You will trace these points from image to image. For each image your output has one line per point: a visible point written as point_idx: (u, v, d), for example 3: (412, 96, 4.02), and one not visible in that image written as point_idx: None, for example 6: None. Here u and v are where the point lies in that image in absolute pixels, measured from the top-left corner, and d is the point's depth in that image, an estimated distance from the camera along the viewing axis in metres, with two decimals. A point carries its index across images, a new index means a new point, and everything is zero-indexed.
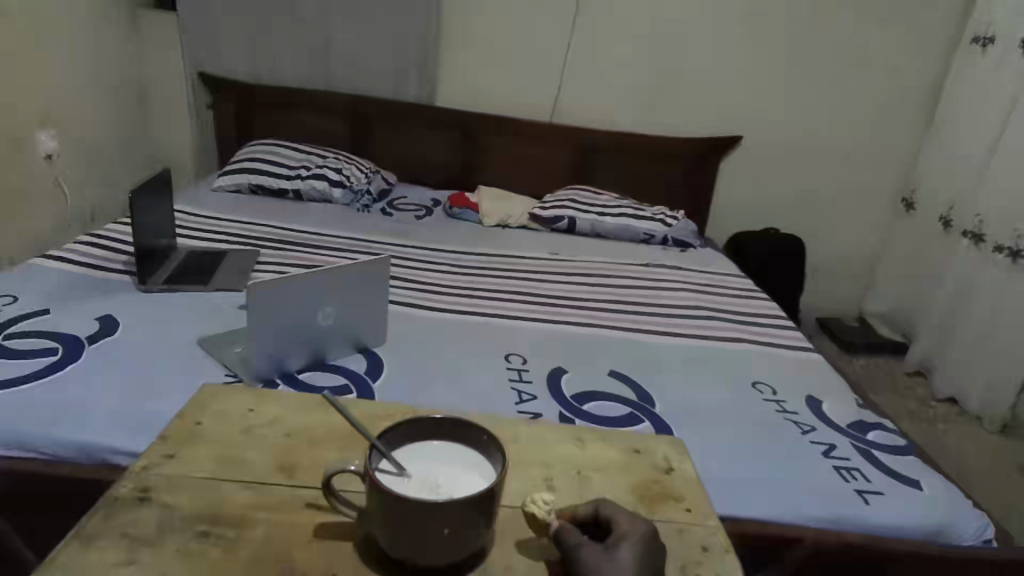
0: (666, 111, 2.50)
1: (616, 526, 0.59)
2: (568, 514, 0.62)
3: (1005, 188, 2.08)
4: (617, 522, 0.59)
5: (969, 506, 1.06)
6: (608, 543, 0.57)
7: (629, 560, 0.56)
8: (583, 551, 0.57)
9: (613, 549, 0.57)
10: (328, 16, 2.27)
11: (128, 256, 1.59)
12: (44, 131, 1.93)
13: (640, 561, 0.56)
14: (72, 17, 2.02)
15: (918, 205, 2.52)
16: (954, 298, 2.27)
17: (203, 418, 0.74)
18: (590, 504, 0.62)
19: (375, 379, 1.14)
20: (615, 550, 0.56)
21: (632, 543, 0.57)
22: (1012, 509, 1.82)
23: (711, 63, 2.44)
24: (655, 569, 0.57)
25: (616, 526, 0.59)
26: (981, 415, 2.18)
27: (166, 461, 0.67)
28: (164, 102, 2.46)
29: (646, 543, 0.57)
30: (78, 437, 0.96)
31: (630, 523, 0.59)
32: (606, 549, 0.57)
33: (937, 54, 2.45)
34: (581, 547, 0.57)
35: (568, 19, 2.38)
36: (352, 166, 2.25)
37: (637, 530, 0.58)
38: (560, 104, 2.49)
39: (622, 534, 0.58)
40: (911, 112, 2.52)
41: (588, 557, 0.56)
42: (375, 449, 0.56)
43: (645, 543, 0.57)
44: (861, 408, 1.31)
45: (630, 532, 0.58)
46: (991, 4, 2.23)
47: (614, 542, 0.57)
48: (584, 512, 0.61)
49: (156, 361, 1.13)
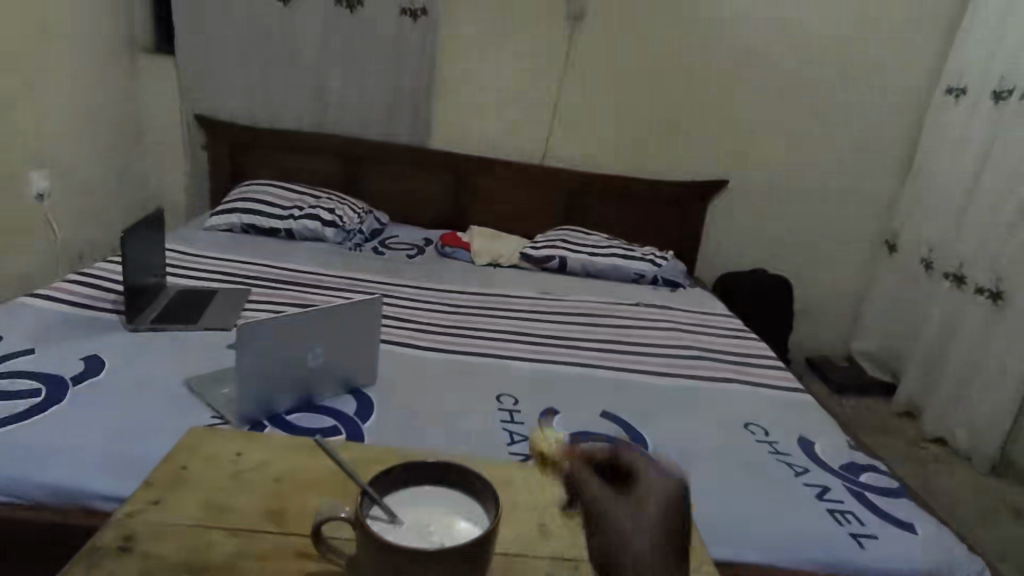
0: (652, 155, 2.56)
1: (642, 473, 0.57)
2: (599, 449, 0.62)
3: (984, 231, 2.13)
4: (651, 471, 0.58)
5: (965, 551, 1.04)
6: (632, 498, 0.56)
7: (645, 525, 0.54)
8: (599, 498, 0.56)
9: (634, 507, 0.56)
10: (325, 63, 2.34)
11: (117, 295, 1.58)
12: (37, 171, 1.94)
13: (660, 525, 0.54)
14: (71, 62, 2.07)
15: (899, 247, 2.56)
16: (939, 339, 2.29)
17: (191, 462, 0.73)
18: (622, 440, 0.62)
19: (365, 421, 1.12)
20: (635, 508, 0.55)
21: (654, 504, 0.55)
22: (1007, 552, 1.80)
23: (695, 110, 2.52)
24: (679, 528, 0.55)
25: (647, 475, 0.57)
26: (972, 456, 2.17)
27: (150, 507, 0.66)
28: (160, 143, 2.50)
29: (677, 505, 0.56)
30: (60, 482, 0.93)
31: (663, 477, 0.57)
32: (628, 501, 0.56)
33: (913, 103, 2.54)
34: (598, 488, 0.57)
35: (557, 68, 2.46)
36: (345, 207, 2.27)
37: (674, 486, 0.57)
38: (550, 147, 2.54)
39: (647, 489, 0.56)
40: (890, 157, 2.60)
41: (605, 507, 0.56)
42: (367, 495, 0.55)
43: (667, 497, 0.56)
44: (852, 449, 1.30)
45: (659, 492, 0.56)
46: (960, 57, 2.33)
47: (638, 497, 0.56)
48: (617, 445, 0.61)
49: (142, 402, 1.11)
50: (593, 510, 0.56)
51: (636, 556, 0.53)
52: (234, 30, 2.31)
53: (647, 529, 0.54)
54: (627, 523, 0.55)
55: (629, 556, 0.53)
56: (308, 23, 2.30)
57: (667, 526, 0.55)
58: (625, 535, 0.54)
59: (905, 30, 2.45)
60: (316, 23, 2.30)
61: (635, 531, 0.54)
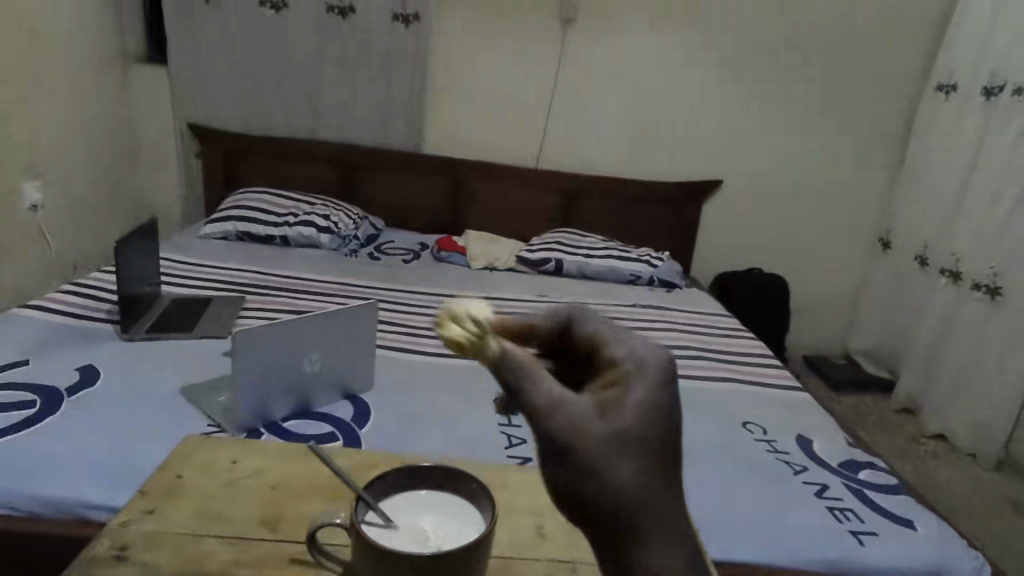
0: (647, 156, 2.57)
1: (616, 359, 0.42)
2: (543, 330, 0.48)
3: (978, 227, 2.14)
4: (615, 348, 0.43)
5: (964, 547, 1.05)
6: (602, 395, 0.40)
7: (623, 434, 0.39)
8: (553, 398, 0.39)
9: (602, 405, 0.39)
10: (318, 71, 2.35)
11: (112, 305, 1.57)
12: (30, 182, 1.94)
13: (641, 433, 0.39)
14: (63, 73, 2.06)
15: (894, 244, 2.57)
16: (937, 334, 2.30)
17: (186, 470, 0.73)
18: (573, 313, 0.48)
19: (362, 427, 1.12)
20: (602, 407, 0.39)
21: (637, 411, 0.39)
22: (1008, 547, 1.80)
23: (688, 112, 2.53)
24: (666, 450, 0.39)
25: (611, 354, 0.43)
26: (973, 452, 2.17)
27: (145, 516, 0.65)
28: (153, 152, 2.50)
29: (660, 395, 0.40)
30: (55, 493, 0.93)
31: (636, 353, 0.42)
32: (591, 396, 0.40)
33: (905, 101, 2.55)
34: (546, 382, 0.39)
35: (550, 72, 2.47)
36: (340, 213, 2.27)
37: (653, 364, 0.42)
38: (544, 150, 2.55)
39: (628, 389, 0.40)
40: (883, 155, 2.61)
41: (560, 412, 0.38)
42: (362, 501, 0.55)
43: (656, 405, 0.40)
44: (850, 447, 1.30)
45: (634, 377, 0.41)
46: (951, 56, 2.34)
47: (604, 388, 0.41)
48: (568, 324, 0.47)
49: (137, 412, 1.11)
50: (540, 417, 0.38)
51: (614, 481, 0.38)
52: (226, 39, 2.31)
53: (624, 439, 0.38)
54: (596, 432, 0.38)
55: (605, 482, 0.38)
56: (300, 30, 2.30)
57: (655, 429, 0.39)
58: (592, 449, 0.38)
59: (896, 28, 2.47)
60: (309, 31, 2.30)
61: (607, 446, 0.38)
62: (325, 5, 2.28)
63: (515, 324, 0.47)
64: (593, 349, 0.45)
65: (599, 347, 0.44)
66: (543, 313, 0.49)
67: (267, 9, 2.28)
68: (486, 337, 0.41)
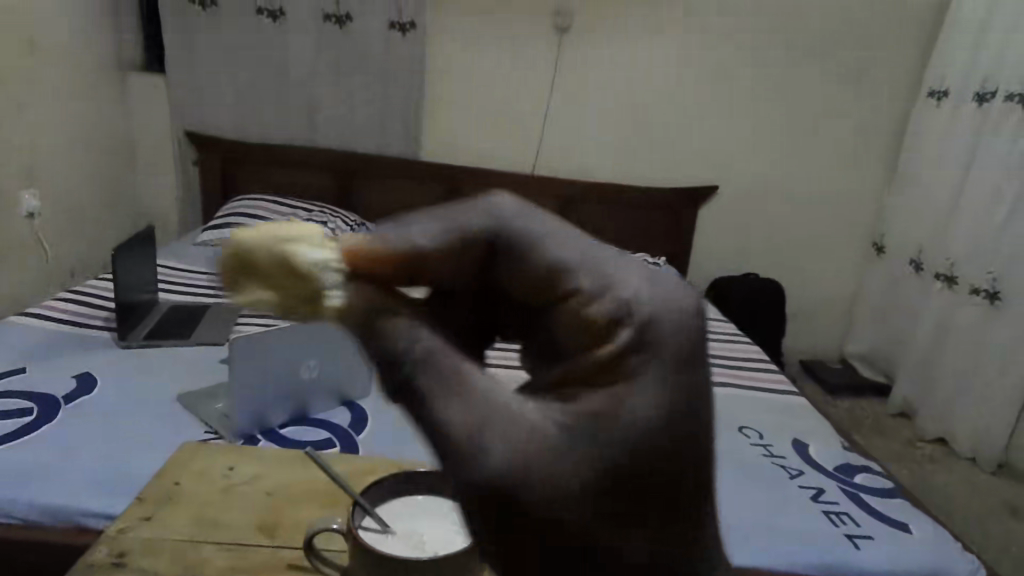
0: (643, 162, 2.58)
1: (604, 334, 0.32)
2: (460, 261, 0.34)
3: (974, 232, 2.16)
4: (592, 302, 0.32)
5: (959, 550, 1.05)
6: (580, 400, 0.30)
7: (614, 456, 0.30)
8: (490, 421, 0.29)
9: (575, 416, 0.30)
10: (315, 78, 2.36)
11: (108, 312, 1.57)
12: (27, 191, 1.94)
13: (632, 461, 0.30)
14: (59, 82, 2.07)
15: (887, 249, 2.59)
16: (935, 338, 2.30)
17: (183, 477, 0.73)
18: (507, 230, 0.34)
19: (360, 433, 1.12)
20: (572, 418, 0.30)
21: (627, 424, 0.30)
22: (1006, 550, 1.81)
23: (683, 118, 2.54)
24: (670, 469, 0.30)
25: (587, 312, 0.32)
26: (974, 456, 2.18)
27: (143, 523, 0.66)
28: (150, 160, 2.50)
29: (659, 399, 0.31)
30: (53, 501, 0.93)
31: (623, 307, 0.32)
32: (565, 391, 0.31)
33: (897, 106, 2.57)
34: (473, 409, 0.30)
35: (547, 79, 2.48)
36: (337, 220, 2.27)
37: (660, 330, 0.32)
38: (541, 156, 2.56)
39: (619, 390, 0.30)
40: (877, 160, 2.63)
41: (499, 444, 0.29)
42: (358, 507, 0.56)
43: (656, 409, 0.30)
44: (846, 450, 1.31)
45: (632, 359, 0.31)
46: (942, 62, 2.37)
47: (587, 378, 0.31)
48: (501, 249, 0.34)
49: (133, 419, 1.11)
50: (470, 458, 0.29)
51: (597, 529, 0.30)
52: (223, 46, 2.32)
53: (622, 457, 0.30)
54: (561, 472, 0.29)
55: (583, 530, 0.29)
56: (296, 38, 2.32)
57: (666, 431, 0.30)
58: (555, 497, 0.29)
59: (889, 33, 2.49)
60: (305, 39, 2.32)
61: (592, 475, 0.29)
62: (321, 13, 2.30)
63: (394, 247, 0.33)
64: (553, 295, 0.33)
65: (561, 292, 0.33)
66: (441, 226, 0.34)
67: (263, 17, 2.29)
68: (322, 281, 0.33)
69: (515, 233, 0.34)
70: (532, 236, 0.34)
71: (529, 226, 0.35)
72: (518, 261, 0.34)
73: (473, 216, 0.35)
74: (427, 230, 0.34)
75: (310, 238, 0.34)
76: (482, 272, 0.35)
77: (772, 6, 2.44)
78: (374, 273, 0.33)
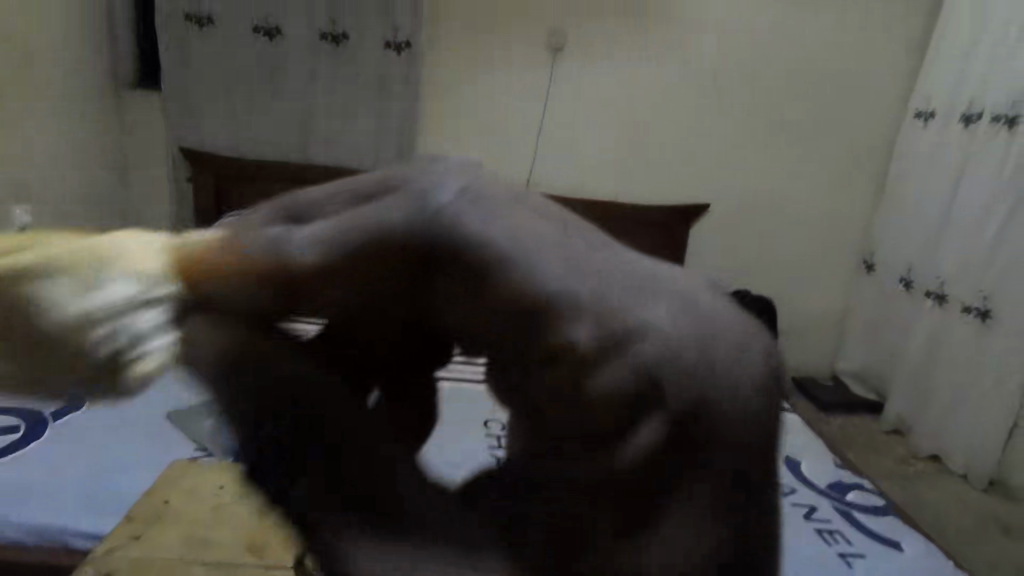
0: (636, 180, 2.61)
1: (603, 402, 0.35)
2: (346, 276, 0.37)
3: (963, 251, 2.18)
4: (595, 367, 0.35)
5: (952, 569, 1.05)
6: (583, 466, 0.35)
7: (596, 510, 0.35)
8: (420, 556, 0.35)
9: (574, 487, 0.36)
10: (311, 97, 2.38)
11: None
12: (19, 206, 1.94)
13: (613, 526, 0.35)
14: (53, 98, 2.07)
15: (877, 267, 2.62)
16: (926, 355, 2.32)
17: (172, 497, 0.76)
18: (438, 230, 0.38)
19: None
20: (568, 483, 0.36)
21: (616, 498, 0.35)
22: (999, 568, 1.81)
23: (675, 137, 2.58)
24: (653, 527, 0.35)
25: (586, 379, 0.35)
26: (967, 473, 2.18)
27: (131, 542, 0.68)
28: (144, 175, 2.50)
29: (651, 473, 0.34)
30: (38, 521, 0.92)
31: (628, 378, 0.35)
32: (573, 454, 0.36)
33: (885, 127, 2.62)
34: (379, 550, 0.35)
35: (541, 98, 2.52)
36: None
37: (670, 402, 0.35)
38: (534, 174, 2.58)
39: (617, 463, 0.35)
40: (865, 179, 2.67)
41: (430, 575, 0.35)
42: None
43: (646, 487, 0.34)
44: (837, 467, 1.32)
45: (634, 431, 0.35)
46: (927, 85, 2.42)
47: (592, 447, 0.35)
48: (428, 258, 0.38)
49: (121, 438, 1.11)
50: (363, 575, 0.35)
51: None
52: (220, 64, 2.34)
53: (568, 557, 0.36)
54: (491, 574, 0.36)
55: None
56: (293, 56, 2.34)
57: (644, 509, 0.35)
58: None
59: (875, 56, 2.54)
60: (301, 57, 2.34)
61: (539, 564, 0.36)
62: (318, 32, 2.33)
63: (264, 272, 0.37)
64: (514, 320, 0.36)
65: (525, 322, 0.36)
66: (325, 242, 0.37)
67: (260, 36, 2.32)
68: (84, 337, 0.34)
69: (437, 239, 0.38)
70: (453, 244, 0.38)
71: (457, 233, 0.38)
72: (447, 269, 0.37)
73: (388, 209, 0.38)
74: (317, 237, 0.37)
75: (74, 263, 0.35)
76: (397, 282, 0.38)
77: (764, 30, 2.49)
78: (232, 288, 0.37)
